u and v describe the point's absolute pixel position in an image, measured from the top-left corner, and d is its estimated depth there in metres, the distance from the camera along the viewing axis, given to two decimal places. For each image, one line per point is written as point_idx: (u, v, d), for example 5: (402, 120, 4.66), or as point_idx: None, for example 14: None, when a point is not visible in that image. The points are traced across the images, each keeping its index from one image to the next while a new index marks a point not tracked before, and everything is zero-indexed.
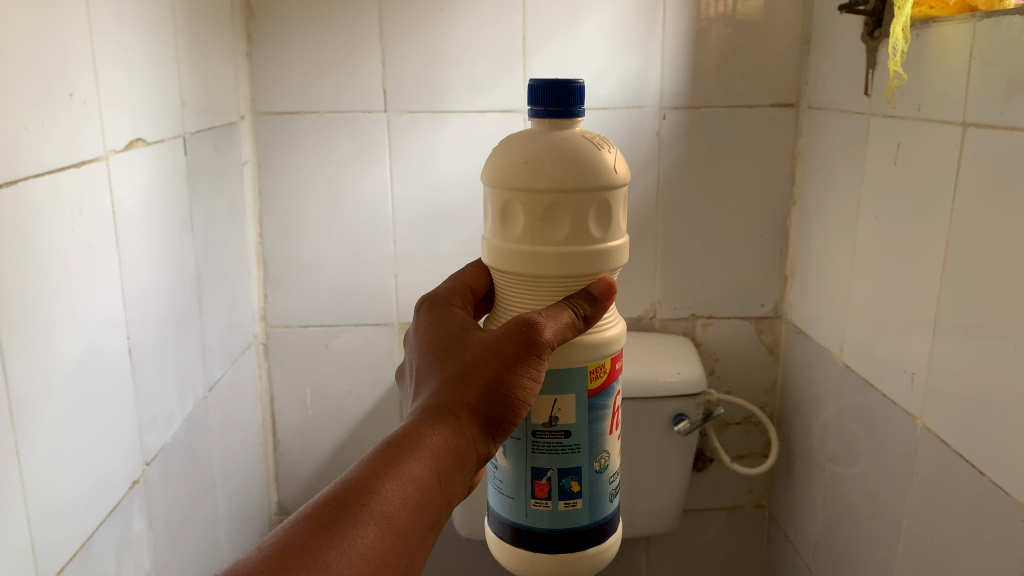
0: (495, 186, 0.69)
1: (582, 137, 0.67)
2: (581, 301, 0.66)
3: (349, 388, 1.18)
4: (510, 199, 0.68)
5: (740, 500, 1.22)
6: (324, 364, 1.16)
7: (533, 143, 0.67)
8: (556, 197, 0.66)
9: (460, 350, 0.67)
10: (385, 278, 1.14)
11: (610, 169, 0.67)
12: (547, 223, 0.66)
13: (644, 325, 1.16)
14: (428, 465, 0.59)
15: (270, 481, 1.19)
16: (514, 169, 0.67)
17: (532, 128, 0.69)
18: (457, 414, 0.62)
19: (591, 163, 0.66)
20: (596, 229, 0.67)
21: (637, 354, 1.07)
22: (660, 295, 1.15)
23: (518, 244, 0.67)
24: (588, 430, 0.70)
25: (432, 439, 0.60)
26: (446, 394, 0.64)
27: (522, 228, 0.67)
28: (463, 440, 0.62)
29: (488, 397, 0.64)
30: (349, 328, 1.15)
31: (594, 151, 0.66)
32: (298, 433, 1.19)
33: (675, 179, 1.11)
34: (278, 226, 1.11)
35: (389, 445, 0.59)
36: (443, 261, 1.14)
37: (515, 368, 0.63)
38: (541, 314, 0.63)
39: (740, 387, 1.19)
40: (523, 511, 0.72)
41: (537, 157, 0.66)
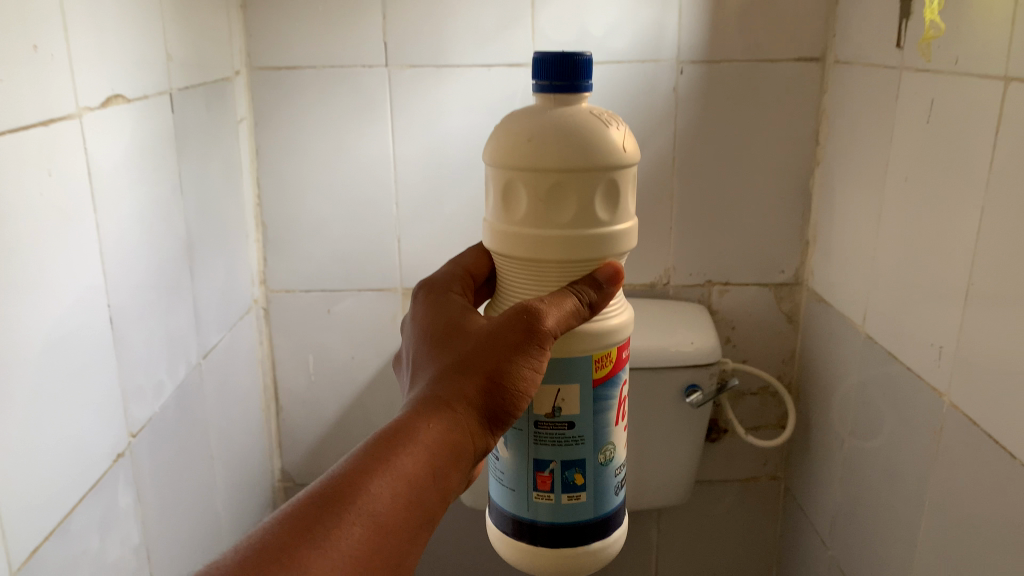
0: (496, 167, 0.65)
1: (588, 113, 0.63)
2: (586, 287, 0.63)
3: (352, 354, 1.14)
4: (512, 180, 0.65)
5: (755, 472, 1.18)
6: (326, 331, 1.13)
7: (536, 122, 0.63)
8: (561, 179, 0.62)
9: (458, 337, 0.64)
10: (388, 241, 1.09)
11: (618, 148, 0.63)
12: (551, 207, 0.63)
13: (658, 292, 1.11)
14: (422, 460, 0.56)
15: (273, 448, 1.16)
16: (517, 149, 0.64)
17: (536, 104, 0.65)
18: (454, 405, 0.59)
19: (597, 142, 0.62)
20: (602, 212, 0.64)
21: (647, 324, 1.03)
22: (675, 260, 1.10)
23: (521, 227, 0.64)
24: (593, 423, 0.67)
25: (428, 431, 0.57)
26: (442, 384, 0.61)
27: (526, 210, 0.64)
28: (461, 433, 0.59)
29: (486, 388, 0.61)
30: (351, 293, 1.11)
31: (601, 128, 0.63)
32: (301, 401, 1.15)
33: (692, 138, 1.05)
34: (278, 186, 1.07)
35: (381, 438, 0.56)
36: (448, 224, 1.09)
37: (516, 358, 0.60)
38: (543, 302, 0.60)
39: (757, 357, 1.14)
40: (525, 504, 0.69)
41: (541, 136, 0.62)
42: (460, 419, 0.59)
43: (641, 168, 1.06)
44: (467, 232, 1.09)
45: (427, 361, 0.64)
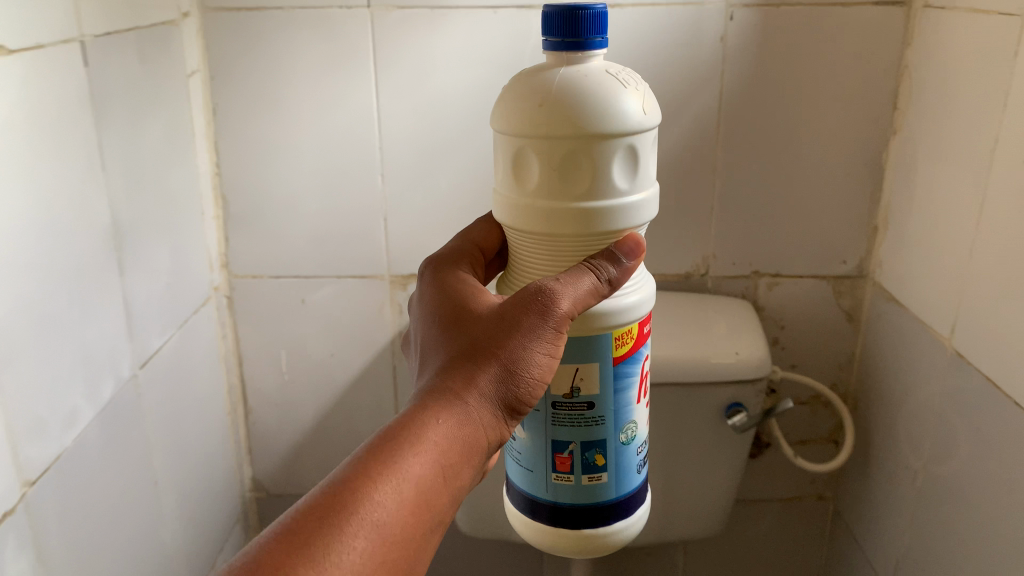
0: (504, 135, 0.59)
1: (604, 73, 0.56)
2: (604, 263, 0.58)
3: (331, 351, 0.97)
4: (520, 148, 0.58)
5: (799, 490, 1.02)
6: (301, 323, 0.96)
7: (548, 83, 0.56)
8: (575, 148, 0.56)
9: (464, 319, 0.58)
10: (372, 220, 0.92)
11: (638, 112, 0.56)
12: (565, 179, 0.57)
13: (694, 284, 0.93)
14: (429, 459, 0.51)
15: (241, 455, 1.01)
16: (525, 114, 0.57)
17: (545, 65, 0.59)
18: (461, 395, 0.55)
19: (612, 105, 0.56)
20: (620, 183, 0.58)
21: (681, 326, 0.85)
22: (715, 246, 0.92)
23: (531, 200, 0.58)
24: (613, 404, 0.65)
25: (434, 426, 0.52)
26: (448, 372, 0.56)
27: (537, 181, 0.58)
28: (469, 425, 0.54)
29: (497, 376, 0.56)
30: (330, 280, 0.94)
31: (620, 90, 0.56)
32: (272, 403, 0.99)
33: (741, 100, 0.86)
34: (241, 152, 0.89)
35: (383, 438, 0.51)
36: (444, 199, 0.91)
37: (528, 343, 0.56)
38: (556, 281, 0.55)
39: (809, 361, 0.96)
40: (544, 485, 0.68)
41: (553, 100, 0.55)
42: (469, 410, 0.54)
43: (678, 134, 0.87)
44: (466, 210, 0.92)
45: (433, 346, 0.59)
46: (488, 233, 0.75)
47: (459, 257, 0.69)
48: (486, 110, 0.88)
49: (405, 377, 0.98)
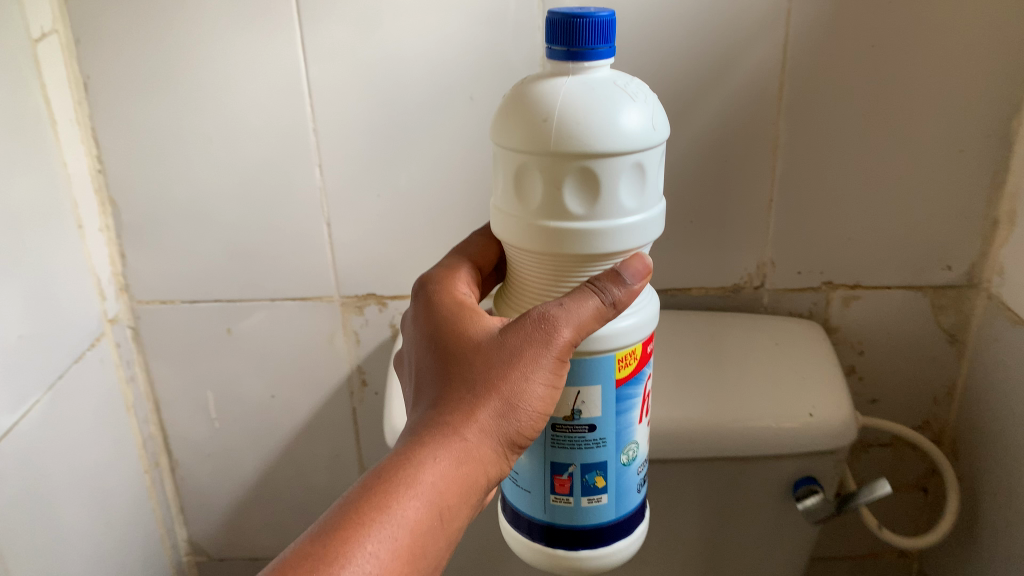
0: (498, 148, 0.45)
1: (614, 87, 0.43)
2: (610, 284, 0.44)
3: (271, 393, 0.76)
4: (519, 166, 0.44)
5: (874, 546, 0.80)
6: (230, 358, 0.74)
7: (549, 93, 0.43)
8: (590, 171, 0.42)
9: (455, 336, 0.46)
10: (311, 229, 0.69)
11: (653, 126, 0.43)
12: (575, 204, 0.43)
13: (744, 300, 0.70)
14: (424, 512, 0.42)
15: (170, 517, 0.81)
16: (528, 131, 0.43)
17: (538, 77, 0.45)
18: (457, 430, 0.43)
19: (635, 120, 0.42)
20: (633, 205, 0.44)
21: (729, 373, 0.63)
22: (772, 251, 0.68)
23: (533, 227, 0.44)
24: (621, 416, 0.48)
25: (425, 474, 0.42)
26: (440, 404, 0.44)
27: (541, 206, 0.44)
28: (472, 467, 0.43)
29: (502, 409, 0.44)
30: (263, 304, 0.72)
31: (633, 102, 0.43)
32: (203, 454, 0.79)
33: (814, 52, 0.61)
34: (129, 142, 0.66)
35: (365, 490, 0.41)
36: (405, 198, 0.68)
37: (527, 373, 0.44)
38: (557, 305, 0.43)
39: (897, 395, 0.73)
40: (540, 505, 0.50)
41: (566, 115, 0.42)
42: (469, 450, 0.43)
43: (723, 102, 0.63)
44: (434, 212, 0.68)
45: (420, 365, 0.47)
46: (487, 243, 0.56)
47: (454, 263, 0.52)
48: (455, 78, 0.63)
49: (368, 421, 0.77)
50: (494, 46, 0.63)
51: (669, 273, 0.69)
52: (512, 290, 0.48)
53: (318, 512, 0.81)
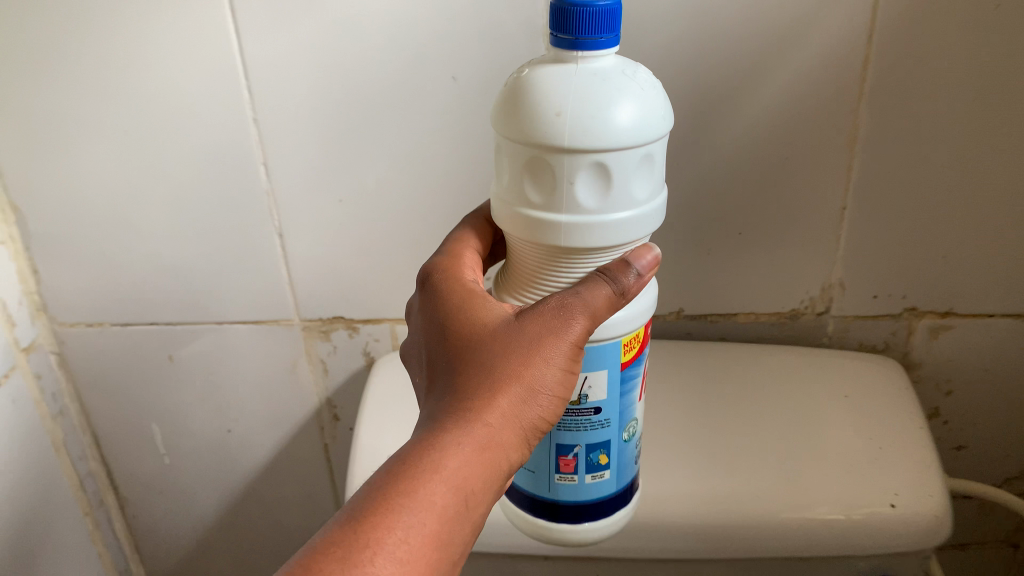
0: (500, 136, 0.37)
1: (623, 79, 0.35)
2: (621, 273, 0.37)
3: (228, 425, 0.64)
4: (515, 158, 0.37)
5: None
6: (176, 387, 0.62)
7: (555, 81, 0.35)
8: (606, 172, 0.35)
9: (460, 309, 0.39)
10: (260, 241, 0.55)
11: (662, 115, 0.36)
12: (583, 198, 0.36)
13: (807, 329, 0.56)
14: (452, 506, 0.34)
15: (124, 559, 0.70)
16: (525, 124, 0.35)
17: (539, 67, 0.36)
18: (475, 416, 0.35)
19: (643, 112, 0.35)
20: (639, 198, 0.37)
21: (784, 439, 0.49)
22: (841, 269, 0.54)
23: (531, 226, 0.37)
24: (625, 390, 0.40)
25: (449, 459, 0.34)
26: (455, 383, 0.37)
27: (542, 204, 0.36)
28: (502, 451, 0.36)
29: (531, 385, 0.36)
30: (209, 328, 0.59)
31: (642, 93, 0.36)
32: (155, 491, 0.67)
33: (914, 21, 0.45)
34: (25, 139, 0.52)
35: (379, 486, 0.34)
36: (374, 204, 0.54)
37: (551, 355, 0.36)
38: (572, 292, 0.36)
39: (990, 442, 0.59)
40: (536, 485, 0.42)
41: (580, 110, 0.34)
42: (498, 431, 0.36)
43: (787, 83, 0.47)
44: (412, 219, 0.55)
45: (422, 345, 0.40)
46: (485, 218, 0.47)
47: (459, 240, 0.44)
48: (433, 56, 0.49)
49: (343, 457, 0.65)
50: (481, 9, 0.47)
51: (707, 295, 0.55)
52: (509, 266, 0.41)
53: (292, 554, 0.70)
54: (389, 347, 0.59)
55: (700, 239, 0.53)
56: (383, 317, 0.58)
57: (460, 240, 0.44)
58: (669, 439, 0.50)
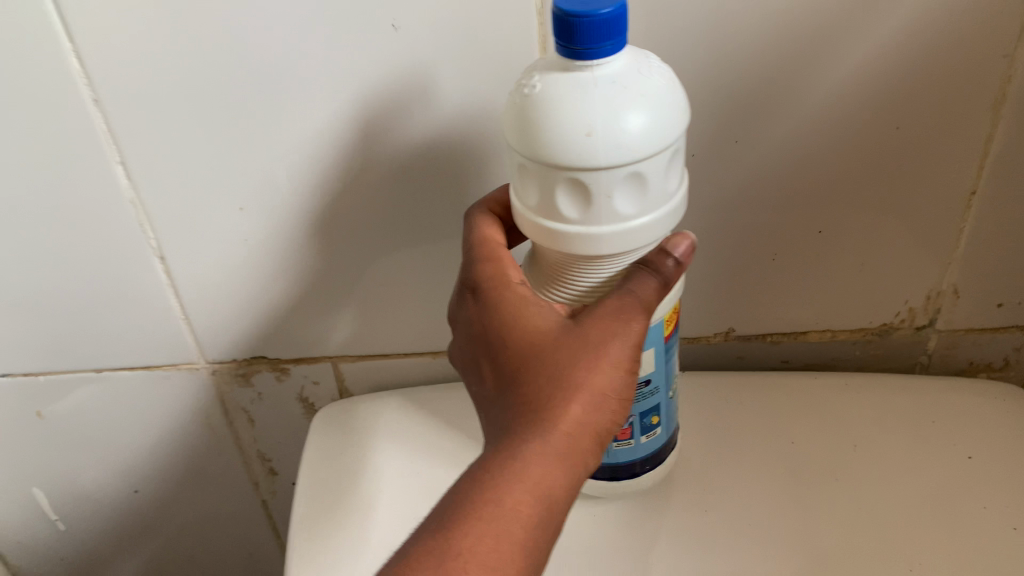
0: (513, 145, 0.26)
1: (647, 80, 0.24)
2: (666, 261, 0.27)
3: (134, 486, 0.48)
4: (534, 176, 0.26)
5: None
6: (53, 449, 0.46)
7: (563, 92, 0.24)
8: (654, 193, 0.25)
9: (502, 295, 0.28)
10: (135, 266, 0.39)
11: (682, 95, 0.25)
12: (619, 210, 0.25)
13: (903, 350, 0.41)
14: (540, 524, 0.25)
15: None
16: (536, 147, 0.25)
17: (543, 80, 0.25)
18: (542, 418, 0.26)
19: (667, 102, 0.24)
20: (672, 190, 0.27)
21: (889, 525, 0.35)
22: (954, 271, 0.38)
23: (558, 244, 0.27)
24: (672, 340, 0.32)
25: (525, 469, 0.25)
26: (512, 374, 0.27)
27: (573, 223, 0.26)
28: (592, 452, 0.27)
29: (610, 381, 0.27)
30: (85, 376, 0.43)
31: (661, 82, 0.25)
32: (49, 567, 0.52)
33: None
34: None
35: (447, 506, 0.26)
36: (293, 213, 0.37)
37: (624, 344, 0.26)
38: (625, 286, 0.27)
39: None
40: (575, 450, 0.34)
41: (620, 128, 0.24)
42: (581, 431, 0.26)
43: (910, 15, 0.31)
44: (349, 232, 0.38)
45: (460, 331, 0.30)
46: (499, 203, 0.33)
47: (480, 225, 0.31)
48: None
49: (288, 514, 0.51)
50: None
51: (764, 307, 0.40)
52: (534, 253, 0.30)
53: None
54: (332, 390, 0.45)
55: (761, 236, 0.37)
56: (321, 355, 0.43)
57: (480, 226, 0.31)
58: (727, 531, 0.36)
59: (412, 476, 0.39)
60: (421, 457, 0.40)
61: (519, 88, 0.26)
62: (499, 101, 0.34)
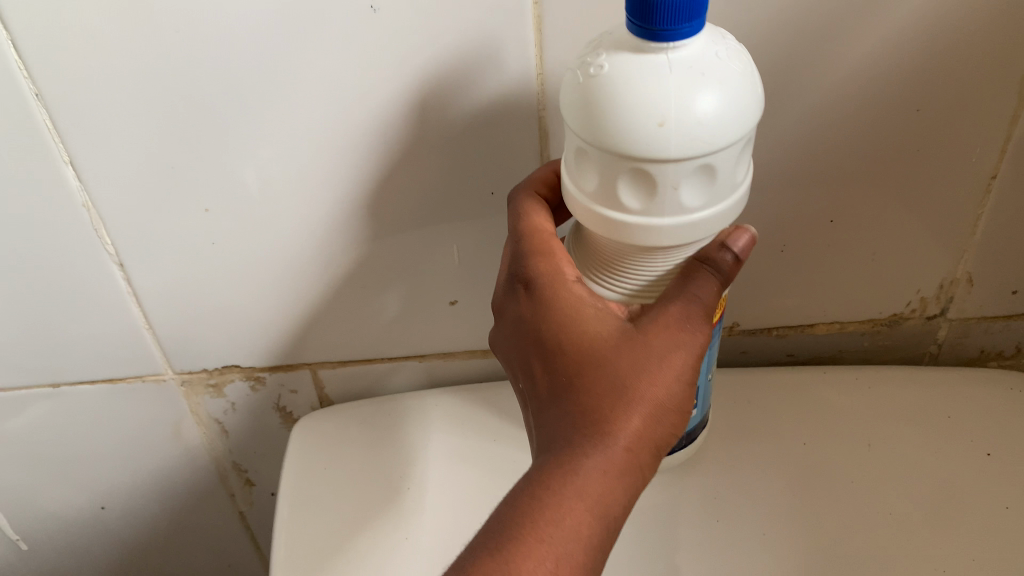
0: (573, 128, 0.23)
1: (725, 67, 0.22)
2: (726, 258, 0.25)
3: (100, 501, 0.45)
4: (594, 161, 0.23)
5: None
6: (9, 468, 0.43)
7: (637, 73, 0.22)
8: (722, 185, 0.23)
9: (556, 292, 0.26)
10: (91, 272, 0.35)
11: (758, 78, 0.23)
12: (684, 202, 0.23)
13: (913, 339, 0.40)
14: (599, 543, 0.24)
15: None
16: (600, 132, 0.22)
17: (610, 60, 0.22)
18: (601, 428, 0.25)
19: (746, 87, 0.22)
20: (739, 180, 0.24)
21: (909, 527, 0.33)
22: (969, 259, 0.36)
23: (616, 235, 0.24)
24: (717, 328, 0.29)
25: (585, 485, 0.24)
26: (567, 379, 0.26)
27: (633, 215, 0.23)
28: (650, 466, 0.25)
29: (670, 392, 0.25)
30: (40, 390, 0.40)
31: (739, 66, 0.22)
32: None
33: None
34: None
35: (501, 520, 0.24)
36: (265, 214, 0.34)
37: (684, 351, 0.25)
38: (686, 287, 0.25)
39: None
40: None
41: (695, 116, 0.21)
42: (641, 445, 0.25)
43: None
44: (327, 233, 0.35)
45: (506, 325, 0.28)
46: (545, 182, 0.30)
47: (528, 210, 0.28)
48: None
49: (268, 524, 0.48)
50: None
51: (771, 299, 0.38)
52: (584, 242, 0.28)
53: None
54: (312, 398, 0.42)
55: (769, 227, 0.35)
56: (299, 361, 0.40)
57: (526, 212, 0.28)
58: (740, 539, 0.34)
59: (408, 489, 0.36)
60: (417, 467, 0.37)
61: (584, 65, 0.23)
62: (489, 90, 0.31)
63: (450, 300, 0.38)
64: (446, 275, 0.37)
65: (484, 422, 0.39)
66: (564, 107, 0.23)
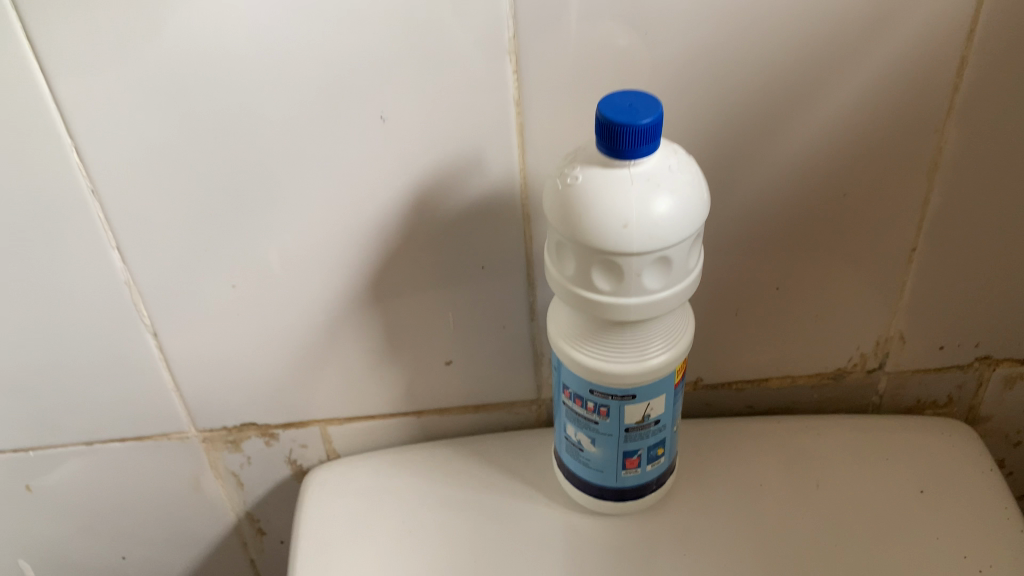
0: (556, 224, 0.29)
1: (677, 177, 0.27)
2: None
3: (122, 552, 0.49)
4: (572, 252, 0.29)
5: None
6: (41, 522, 0.47)
7: (606, 184, 0.27)
8: (677, 270, 0.29)
9: None
10: (129, 343, 0.40)
11: (704, 183, 0.29)
12: (646, 285, 0.28)
13: (857, 390, 0.45)
14: None
15: None
16: (576, 230, 0.27)
17: (585, 171, 0.28)
18: None
19: (694, 193, 0.28)
20: (692, 264, 0.30)
21: (853, 557, 0.38)
22: (899, 320, 0.42)
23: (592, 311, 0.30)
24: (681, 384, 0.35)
25: None
26: None
27: (605, 295, 0.29)
28: None
29: None
30: (74, 449, 0.44)
31: (689, 175, 0.28)
32: None
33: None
34: None
35: None
36: (285, 289, 0.39)
37: None
38: None
39: None
40: (597, 478, 0.37)
41: (652, 218, 0.27)
42: None
43: (851, 99, 0.34)
44: (338, 304, 0.40)
45: None
46: None
47: None
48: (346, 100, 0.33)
49: (277, 570, 0.52)
50: (421, 23, 0.31)
51: (730, 357, 0.43)
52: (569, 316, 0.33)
53: None
54: (320, 453, 0.46)
55: (725, 295, 0.40)
56: (309, 420, 0.45)
57: None
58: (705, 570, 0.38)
59: (406, 534, 0.40)
60: (413, 514, 0.41)
61: (562, 174, 0.28)
62: (480, 182, 0.36)
63: (446, 361, 0.43)
64: (443, 340, 0.42)
65: (478, 472, 0.43)
66: (548, 206, 0.29)
